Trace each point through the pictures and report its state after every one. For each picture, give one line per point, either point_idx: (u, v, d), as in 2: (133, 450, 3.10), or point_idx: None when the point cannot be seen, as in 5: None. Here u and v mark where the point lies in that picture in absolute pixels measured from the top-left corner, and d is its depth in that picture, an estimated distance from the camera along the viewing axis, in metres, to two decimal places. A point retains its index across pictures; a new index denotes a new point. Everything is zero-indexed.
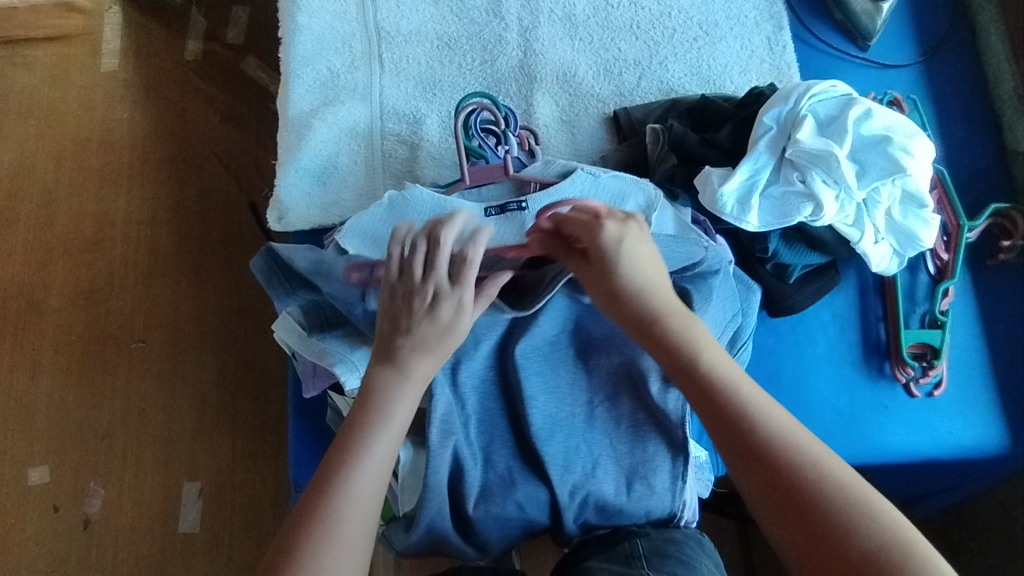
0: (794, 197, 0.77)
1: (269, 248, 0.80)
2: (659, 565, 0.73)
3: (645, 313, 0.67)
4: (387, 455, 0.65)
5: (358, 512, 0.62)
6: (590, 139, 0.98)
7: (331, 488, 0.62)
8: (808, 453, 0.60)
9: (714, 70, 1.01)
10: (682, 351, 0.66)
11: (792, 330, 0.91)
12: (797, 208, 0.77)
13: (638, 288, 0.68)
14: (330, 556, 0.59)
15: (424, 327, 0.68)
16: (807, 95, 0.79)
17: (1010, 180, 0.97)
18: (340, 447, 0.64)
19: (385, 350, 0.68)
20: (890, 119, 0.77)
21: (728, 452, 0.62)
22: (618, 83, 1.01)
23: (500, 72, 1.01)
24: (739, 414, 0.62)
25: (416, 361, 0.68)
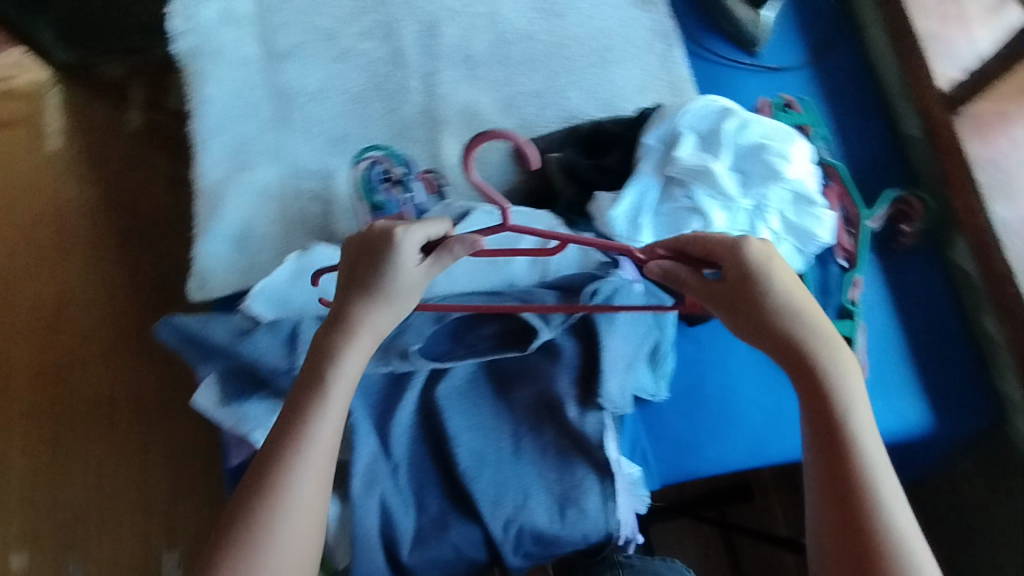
0: (682, 212, 0.80)
1: (185, 320, 0.76)
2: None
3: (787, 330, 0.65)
4: (328, 435, 0.66)
5: (306, 482, 0.63)
6: (500, 173, 1.00)
7: (281, 460, 0.63)
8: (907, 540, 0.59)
9: (613, 93, 1.05)
10: (824, 382, 0.64)
11: (712, 338, 0.94)
12: (685, 223, 0.80)
13: (795, 323, 0.65)
14: (270, 544, 0.61)
15: (374, 275, 0.68)
16: (684, 112, 0.81)
17: (908, 165, 0.99)
18: (284, 430, 0.65)
19: (336, 318, 0.69)
20: (766, 127, 0.80)
21: (822, 480, 0.62)
22: (522, 116, 1.04)
23: (407, 119, 1.03)
24: (848, 442, 0.62)
25: (370, 314, 0.68)
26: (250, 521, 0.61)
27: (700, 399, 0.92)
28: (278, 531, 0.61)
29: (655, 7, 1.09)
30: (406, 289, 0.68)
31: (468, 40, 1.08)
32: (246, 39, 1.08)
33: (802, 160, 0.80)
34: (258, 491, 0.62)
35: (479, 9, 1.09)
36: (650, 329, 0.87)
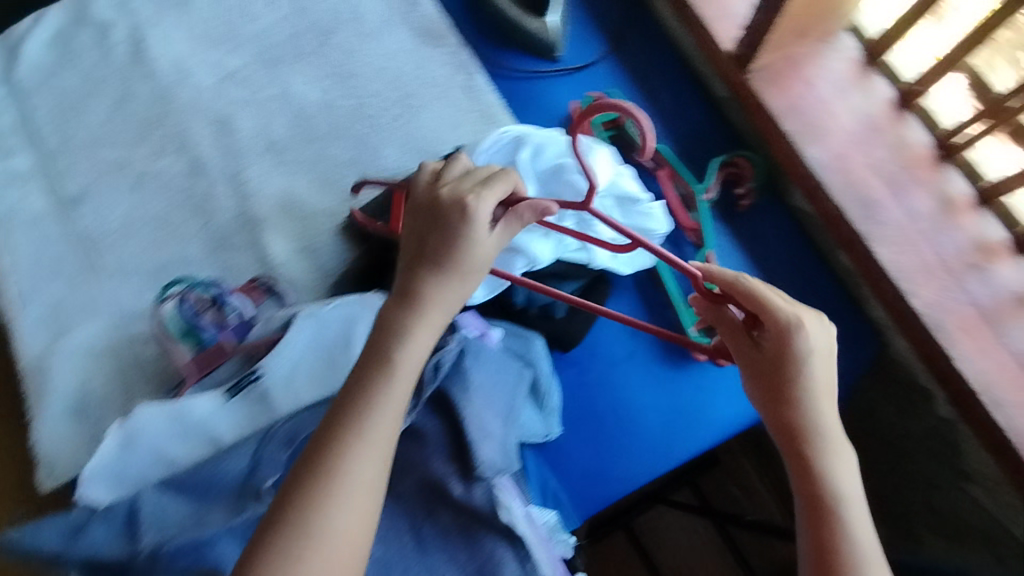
0: (506, 256, 0.79)
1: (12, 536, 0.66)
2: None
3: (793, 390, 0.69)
4: (388, 427, 0.63)
5: (362, 470, 0.60)
6: (334, 255, 0.95)
7: (336, 446, 0.61)
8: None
9: (427, 139, 1.01)
10: (821, 439, 0.67)
11: (590, 356, 0.91)
12: (511, 265, 0.78)
13: (805, 385, 0.69)
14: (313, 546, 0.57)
15: (451, 248, 0.68)
16: (479, 153, 0.79)
17: (729, 125, 0.99)
18: (346, 410, 0.62)
19: (417, 261, 0.68)
20: (560, 145, 0.78)
21: (807, 534, 0.65)
22: (342, 189, 0.99)
23: (224, 228, 0.97)
24: (834, 498, 0.65)
25: (440, 288, 0.67)
26: (296, 512, 0.58)
27: (596, 420, 0.89)
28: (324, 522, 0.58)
29: (444, 39, 1.05)
30: (480, 259, 0.68)
31: (265, 127, 1.02)
32: (33, 195, 1.00)
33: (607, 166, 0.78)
34: (309, 484, 0.59)
35: (268, 92, 1.04)
36: (519, 371, 0.83)
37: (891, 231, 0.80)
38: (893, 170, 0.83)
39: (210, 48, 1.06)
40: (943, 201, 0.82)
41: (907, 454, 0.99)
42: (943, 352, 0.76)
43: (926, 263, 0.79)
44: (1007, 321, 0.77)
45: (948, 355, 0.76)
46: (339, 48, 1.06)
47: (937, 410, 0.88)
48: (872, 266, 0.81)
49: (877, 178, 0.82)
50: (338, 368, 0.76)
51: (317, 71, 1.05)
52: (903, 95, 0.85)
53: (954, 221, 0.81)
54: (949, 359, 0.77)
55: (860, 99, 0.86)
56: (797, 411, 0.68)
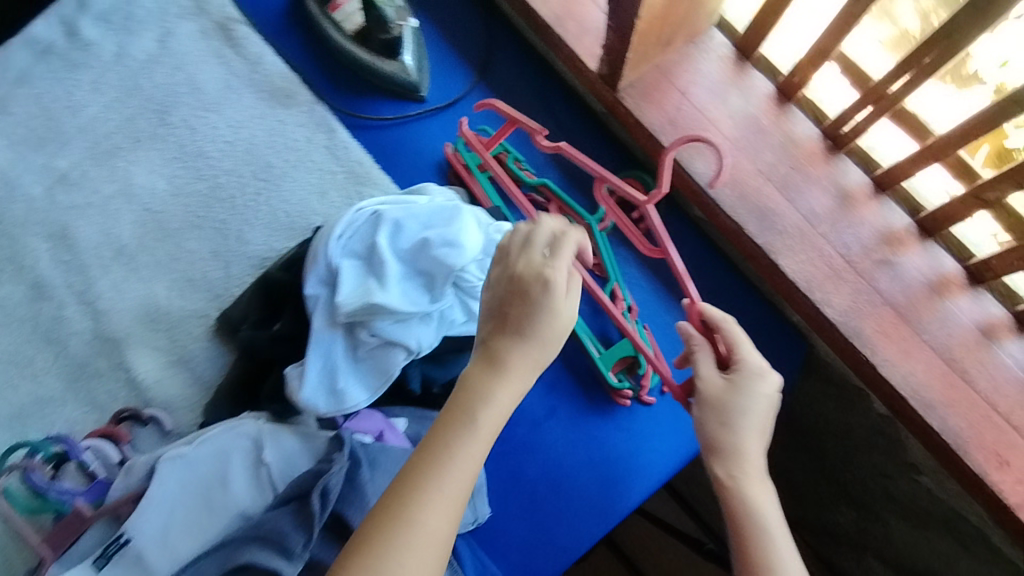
0: (379, 351, 0.68)
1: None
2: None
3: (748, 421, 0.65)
4: (467, 472, 0.54)
5: (428, 540, 0.51)
6: (211, 362, 0.86)
7: (409, 499, 0.51)
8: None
9: (293, 213, 0.92)
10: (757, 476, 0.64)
11: (510, 423, 0.83)
12: (389, 360, 0.67)
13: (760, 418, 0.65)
14: None
15: (534, 318, 0.58)
16: (333, 239, 0.69)
17: (617, 141, 0.93)
18: (438, 434, 0.55)
19: (517, 295, 0.59)
20: (421, 216, 0.70)
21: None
22: (207, 285, 0.89)
23: (81, 354, 0.86)
24: (768, 538, 0.60)
25: (518, 349, 0.57)
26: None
27: (529, 491, 0.81)
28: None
29: (295, 98, 0.96)
30: (560, 328, 0.58)
31: (111, 231, 0.91)
32: None
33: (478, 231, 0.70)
34: (373, 539, 0.50)
35: (108, 189, 0.93)
36: None
37: (793, 239, 0.75)
38: (785, 172, 0.77)
39: (32, 150, 0.94)
40: (841, 196, 0.76)
41: (854, 448, 0.95)
42: (865, 360, 0.71)
43: (833, 268, 0.74)
44: (923, 315, 0.72)
45: (871, 363, 0.71)
46: (180, 126, 0.95)
47: (874, 404, 0.84)
48: (779, 279, 0.75)
49: (769, 183, 0.77)
50: (217, 512, 0.67)
51: (159, 156, 0.94)
52: (781, 88, 0.80)
53: (856, 215, 0.75)
54: (872, 367, 0.72)
55: (738, 100, 0.80)
56: (724, 443, 0.64)
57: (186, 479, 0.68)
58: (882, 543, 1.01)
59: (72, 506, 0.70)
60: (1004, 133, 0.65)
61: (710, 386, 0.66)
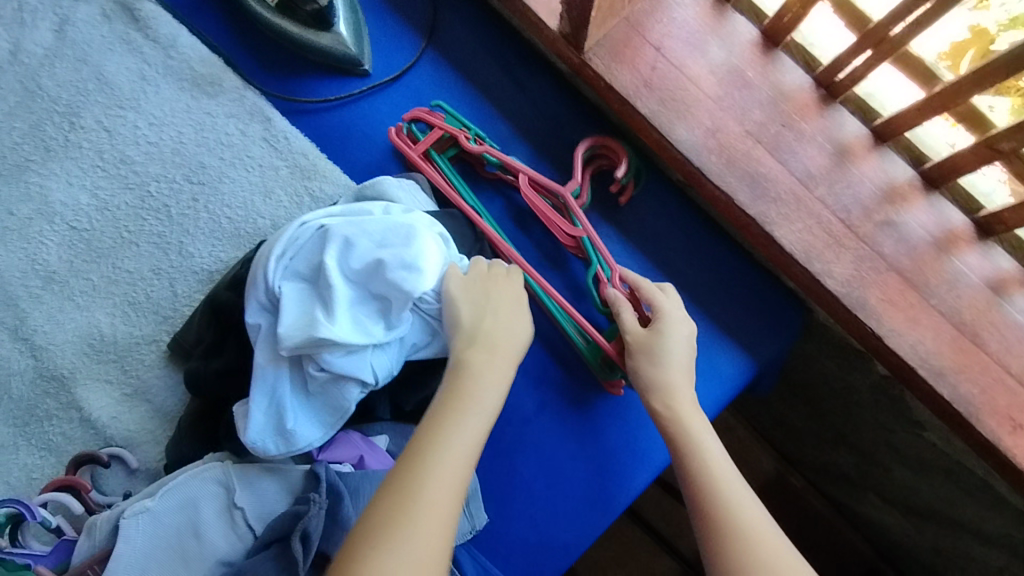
0: (331, 386, 0.60)
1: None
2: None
3: (677, 365, 0.70)
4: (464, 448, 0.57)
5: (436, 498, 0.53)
6: (170, 391, 0.79)
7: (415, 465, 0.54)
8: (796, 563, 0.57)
9: (238, 217, 0.83)
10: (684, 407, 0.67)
11: (500, 421, 0.78)
12: (341, 398, 0.60)
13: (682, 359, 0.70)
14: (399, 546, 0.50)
15: (512, 305, 0.67)
16: (274, 258, 0.61)
17: (587, 104, 0.85)
18: (447, 396, 0.60)
19: (491, 291, 0.67)
20: (374, 233, 0.61)
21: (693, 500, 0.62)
22: (154, 307, 0.81)
23: (24, 396, 0.78)
24: (704, 458, 0.64)
25: (505, 328, 0.65)
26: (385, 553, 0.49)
27: (523, 492, 0.77)
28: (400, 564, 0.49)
29: (221, 85, 0.86)
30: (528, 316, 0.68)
31: (36, 256, 0.82)
32: None
33: (439, 249, 0.63)
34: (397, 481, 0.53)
35: (27, 209, 0.83)
36: None
37: (789, 206, 0.68)
38: (775, 131, 0.70)
39: None
40: (838, 151, 0.69)
41: (854, 403, 0.92)
42: (870, 332, 0.66)
43: (833, 234, 0.68)
44: (930, 276, 0.67)
45: (877, 334, 0.66)
46: (95, 129, 0.85)
47: (876, 365, 0.81)
48: (774, 250, 0.69)
49: (759, 145, 0.69)
50: (190, 567, 0.61)
51: (78, 167, 0.84)
52: (767, 33, 0.71)
53: (854, 173, 0.69)
54: (878, 338, 0.66)
55: (719, 52, 0.72)
56: (657, 381, 0.69)
57: (154, 535, 0.62)
58: (885, 487, 0.99)
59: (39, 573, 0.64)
60: (990, 35, 0.60)
61: (638, 334, 0.71)
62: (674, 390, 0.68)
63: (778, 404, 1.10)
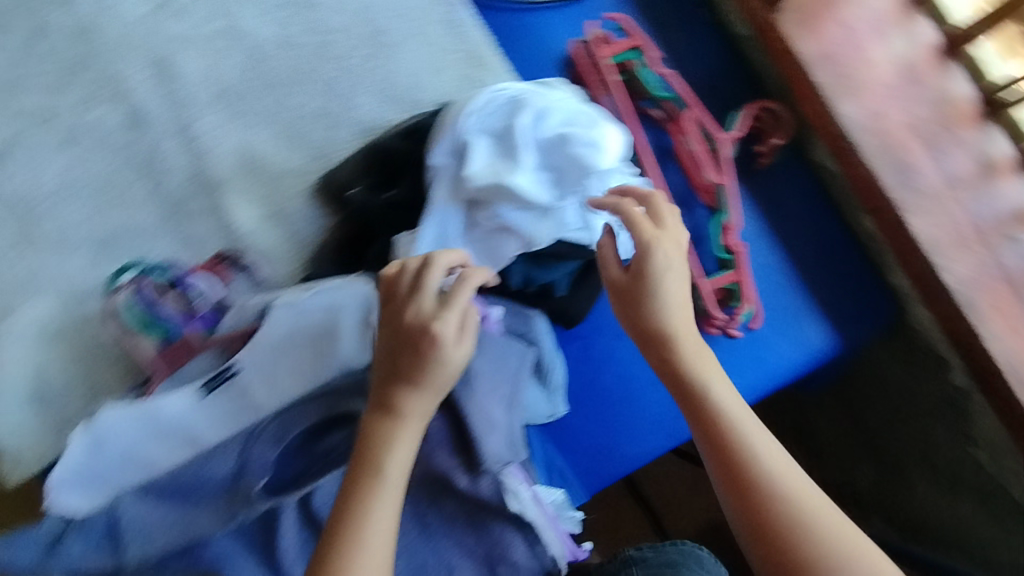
0: (496, 235, 0.67)
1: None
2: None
3: (657, 326, 0.64)
4: (388, 525, 0.56)
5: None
6: (308, 223, 0.86)
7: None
8: (849, 528, 0.58)
9: (405, 85, 0.88)
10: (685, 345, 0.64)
11: (596, 330, 0.86)
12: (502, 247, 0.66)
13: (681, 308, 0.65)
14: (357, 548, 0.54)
15: (431, 351, 0.59)
16: (468, 114, 0.66)
17: (748, 67, 0.87)
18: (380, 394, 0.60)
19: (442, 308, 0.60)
20: (563, 111, 0.67)
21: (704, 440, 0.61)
22: (311, 145, 0.87)
23: (176, 192, 0.86)
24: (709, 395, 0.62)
25: None
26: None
27: (602, 398, 0.85)
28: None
29: None
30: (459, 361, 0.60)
31: (215, 71, 0.88)
32: None
33: (623, 137, 0.68)
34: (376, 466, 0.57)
35: (215, 26, 0.89)
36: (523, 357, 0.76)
37: (928, 200, 0.73)
38: (935, 130, 0.75)
39: None
40: (986, 163, 0.75)
41: (911, 415, 0.96)
42: (972, 334, 0.70)
43: (963, 235, 0.73)
44: None
45: (976, 337, 0.71)
46: None
47: (954, 376, 0.86)
48: (903, 238, 0.73)
49: (918, 140, 0.75)
50: (324, 361, 0.70)
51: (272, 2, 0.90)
52: (952, 41, 0.77)
53: (999, 189, 0.74)
54: (977, 342, 0.71)
55: (901, 44, 0.78)
56: (660, 326, 0.64)
57: (297, 325, 0.70)
58: (899, 505, 1.02)
59: (182, 333, 0.73)
60: None
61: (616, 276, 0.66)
62: (677, 342, 0.64)
63: (811, 413, 1.12)
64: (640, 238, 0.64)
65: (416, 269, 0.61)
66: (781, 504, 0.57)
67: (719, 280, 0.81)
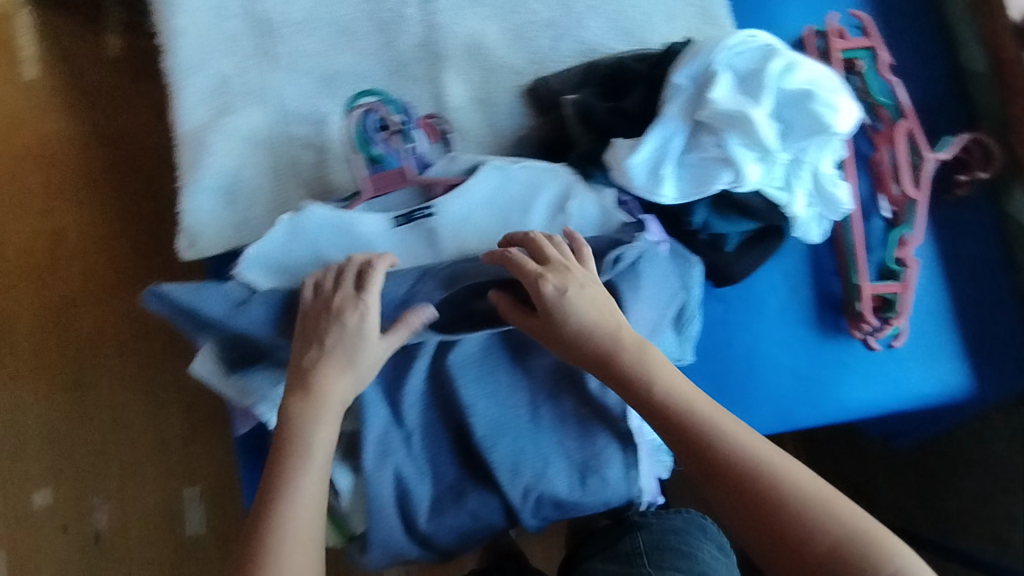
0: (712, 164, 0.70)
1: (177, 294, 0.69)
2: (659, 560, 0.82)
3: (602, 350, 0.69)
4: (315, 490, 0.65)
5: (298, 554, 0.63)
6: (509, 116, 0.90)
7: (276, 532, 0.62)
8: (841, 513, 0.62)
9: (637, 21, 0.92)
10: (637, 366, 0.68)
11: (740, 297, 0.88)
12: (714, 176, 0.69)
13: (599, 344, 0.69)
14: (284, 541, 0.62)
15: (342, 344, 0.68)
16: (722, 47, 0.69)
17: (970, 105, 0.88)
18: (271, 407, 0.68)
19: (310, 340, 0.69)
20: (812, 70, 0.69)
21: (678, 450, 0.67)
22: (534, 49, 0.92)
23: (404, 54, 0.92)
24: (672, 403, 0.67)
25: (334, 383, 0.67)
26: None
27: (727, 362, 0.87)
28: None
29: None
30: (364, 362, 0.69)
31: None
32: None
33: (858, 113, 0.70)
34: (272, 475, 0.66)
35: None
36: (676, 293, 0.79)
37: None
38: None
39: None
40: None
41: None
42: None
43: None
44: None
45: None
46: None
47: None
48: None
49: None
50: (509, 231, 0.75)
51: None
52: None
53: None
54: None
55: None
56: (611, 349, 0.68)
57: (495, 190, 0.76)
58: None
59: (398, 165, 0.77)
60: None
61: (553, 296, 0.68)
62: (624, 364, 0.68)
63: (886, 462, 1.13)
64: (520, 267, 0.69)
65: (358, 268, 0.71)
66: (757, 489, 0.63)
67: (880, 287, 0.84)
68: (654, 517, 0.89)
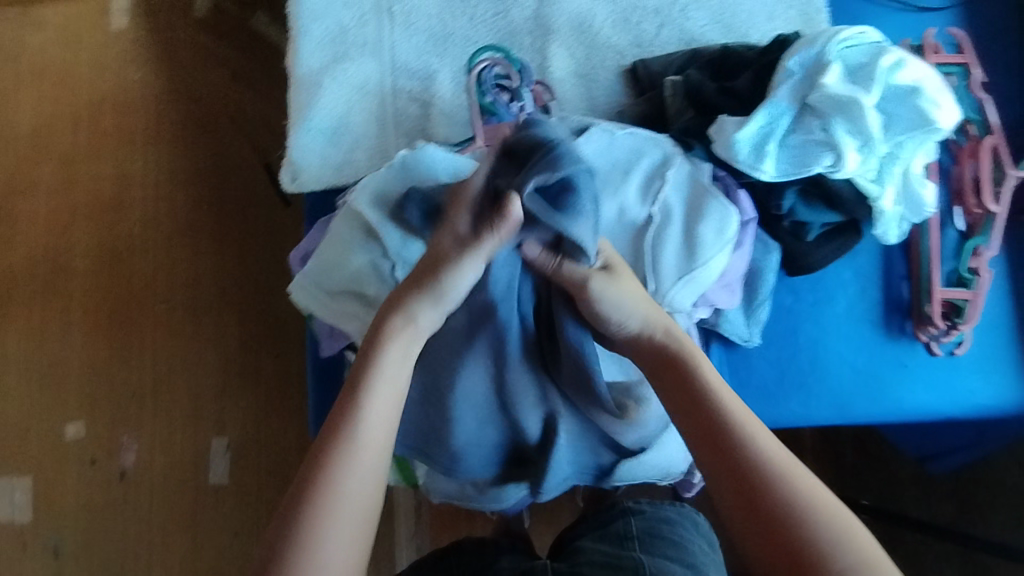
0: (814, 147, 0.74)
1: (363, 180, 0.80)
2: (650, 545, 0.77)
3: (661, 350, 0.68)
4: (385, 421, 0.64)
5: (357, 481, 0.60)
6: (606, 93, 0.95)
7: (337, 445, 0.61)
8: (851, 539, 0.54)
9: (737, 17, 0.97)
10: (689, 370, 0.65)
11: (808, 290, 0.90)
12: (815, 157, 0.73)
13: (664, 342, 0.68)
14: (350, 461, 0.61)
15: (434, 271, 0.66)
16: (835, 39, 0.74)
17: None
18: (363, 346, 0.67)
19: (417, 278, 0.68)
20: (919, 71, 0.74)
21: (714, 471, 0.59)
22: (637, 34, 0.97)
23: (514, 24, 0.97)
24: (716, 411, 0.62)
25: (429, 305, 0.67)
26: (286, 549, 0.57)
27: (790, 350, 0.89)
28: (335, 529, 0.58)
29: None
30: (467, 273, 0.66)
31: None
32: None
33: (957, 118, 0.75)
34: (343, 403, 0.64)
35: None
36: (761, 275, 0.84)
37: None
38: None
39: None
40: None
41: None
42: None
43: None
44: None
45: None
46: None
47: None
48: None
49: None
50: (609, 191, 0.78)
51: None
52: None
53: None
54: None
55: None
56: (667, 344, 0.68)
57: (603, 148, 0.79)
58: None
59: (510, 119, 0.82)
60: None
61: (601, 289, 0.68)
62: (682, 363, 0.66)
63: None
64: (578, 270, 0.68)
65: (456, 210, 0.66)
66: (794, 527, 0.54)
67: (951, 293, 0.86)
68: (649, 506, 0.84)
